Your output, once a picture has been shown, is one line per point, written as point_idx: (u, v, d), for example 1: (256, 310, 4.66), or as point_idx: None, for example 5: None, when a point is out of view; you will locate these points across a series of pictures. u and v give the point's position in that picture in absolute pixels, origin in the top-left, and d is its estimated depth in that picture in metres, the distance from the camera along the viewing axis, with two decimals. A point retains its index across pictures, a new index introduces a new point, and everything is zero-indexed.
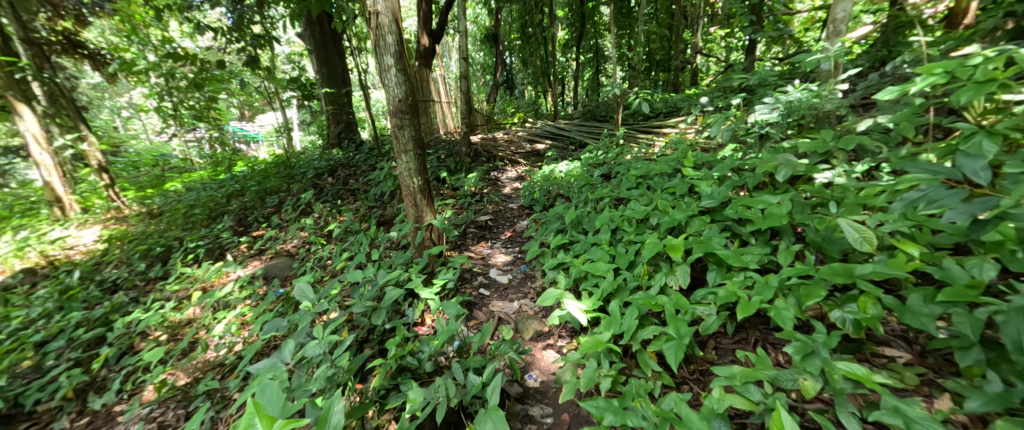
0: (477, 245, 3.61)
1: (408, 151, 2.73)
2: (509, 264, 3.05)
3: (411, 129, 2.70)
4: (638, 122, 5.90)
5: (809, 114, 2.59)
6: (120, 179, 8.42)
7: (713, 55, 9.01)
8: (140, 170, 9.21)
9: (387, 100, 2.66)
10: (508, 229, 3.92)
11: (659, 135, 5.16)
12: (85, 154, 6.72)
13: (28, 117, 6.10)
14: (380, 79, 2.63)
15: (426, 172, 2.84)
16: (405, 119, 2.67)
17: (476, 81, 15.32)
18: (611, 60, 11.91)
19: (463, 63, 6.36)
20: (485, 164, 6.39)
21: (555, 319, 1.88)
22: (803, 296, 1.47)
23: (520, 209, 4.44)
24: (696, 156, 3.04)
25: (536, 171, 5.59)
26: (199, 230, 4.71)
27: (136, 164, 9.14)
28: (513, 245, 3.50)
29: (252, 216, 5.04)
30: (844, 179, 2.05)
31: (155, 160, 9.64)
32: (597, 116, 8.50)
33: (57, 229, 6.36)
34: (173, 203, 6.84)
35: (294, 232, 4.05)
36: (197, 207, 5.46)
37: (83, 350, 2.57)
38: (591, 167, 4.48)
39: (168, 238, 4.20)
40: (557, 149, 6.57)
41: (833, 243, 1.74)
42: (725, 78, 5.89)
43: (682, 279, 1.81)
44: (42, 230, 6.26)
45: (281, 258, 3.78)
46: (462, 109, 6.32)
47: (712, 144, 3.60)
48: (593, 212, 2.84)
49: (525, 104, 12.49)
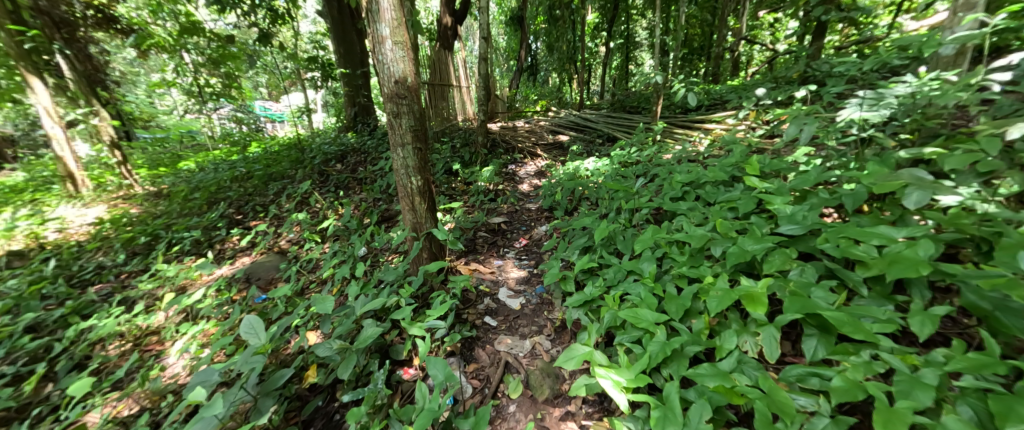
0: (486, 253, 3.14)
1: (405, 144, 2.24)
2: (522, 283, 2.57)
3: (410, 118, 2.21)
4: (676, 116, 5.28)
5: (926, 115, 1.96)
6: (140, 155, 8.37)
7: (759, 42, 8.20)
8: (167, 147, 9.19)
9: (382, 81, 2.15)
10: (522, 236, 3.43)
11: (701, 131, 4.55)
12: (97, 129, 6.59)
13: (39, 90, 5.88)
14: (373, 54, 2.13)
15: (430, 167, 2.37)
16: (403, 105, 2.17)
17: (498, 67, 14.75)
18: (644, 47, 11.17)
19: (484, 43, 5.77)
20: (503, 156, 5.90)
21: (581, 389, 1.38)
22: (991, 412, 0.92)
23: (539, 211, 3.95)
24: (761, 163, 2.45)
25: (558, 166, 5.07)
26: (192, 218, 4.39)
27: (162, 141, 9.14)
28: (528, 256, 3.02)
29: (251, 203, 4.68)
30: (994, 206, 1.47)
31: (180, 137, 9.64)
32: (626, 107, 7.91)
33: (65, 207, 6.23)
34: (180, 184, 6.63)
35: (288, 227, 3.69)
36: (198, 192, 5.18)
37: (26, 362, 2.23)
38: (623, 166, 3.91)
39: (156, 227, 3.89)
40: (584, 143, 6.02)
41: (1009, 311, 1.16)
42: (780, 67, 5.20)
43: (769, 348, 1.26)
44: (50, 206, 6.15)
45: (271, 257, 3.38)
46: (481, 95, 5.76)
47: (773, 147, 2.98)
48: (628, 227, 2.31)
49: (549, 92, 11.89)
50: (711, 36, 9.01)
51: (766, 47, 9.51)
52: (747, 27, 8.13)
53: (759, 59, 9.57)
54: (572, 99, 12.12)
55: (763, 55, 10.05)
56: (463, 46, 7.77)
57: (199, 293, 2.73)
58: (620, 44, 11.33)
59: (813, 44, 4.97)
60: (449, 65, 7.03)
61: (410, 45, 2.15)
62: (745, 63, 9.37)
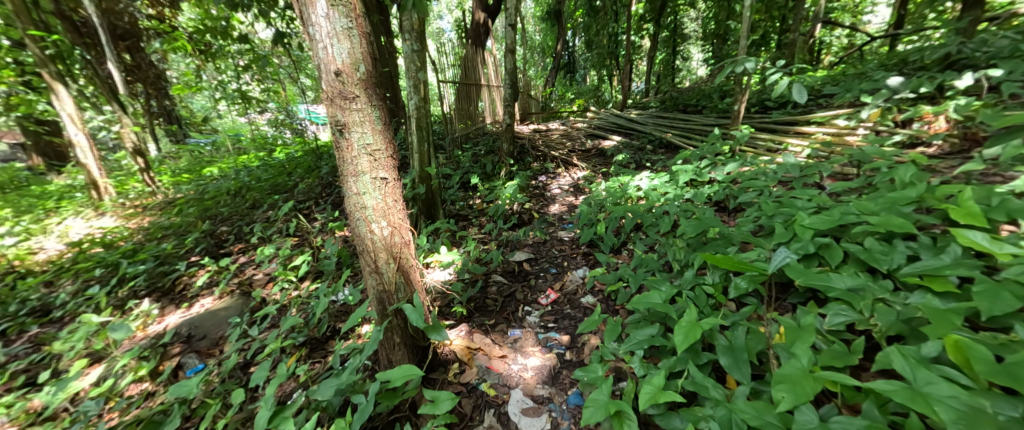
0: (500, 311, 2.27)
1: (360, 173, 1.38)
2: (547, 382, 1.68)
3: (365, 131, 1.35)
4: (756, 119, 4.40)
5: None
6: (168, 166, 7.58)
7: (840, 28, 6.95)
8: (222, 149, 8.81)
9: (318, 70, 1.31)
10: (550, 285, 2.51)
11: (798, 139, 3.65)
12: (120, 135, 5.98)
13: (64, 97, 5.47)
14: (303, 27, 1.30)
15: (403, 208, 1.50)
16: (353, 111, 1.33)
17: (532, 65, 14.02)
18: (694, 39, 10.07)
19: (513, 31, 4.81)
20: (533, 166, 5.05)
21: None
22: None
23: (574, 244, 3.06)
24: (972, 199, 1.40)
25: (600, 181, 4.15)
26: (171, 240, 3.75)
27: (220, 144, 8.83)
28: (557, 321, 2.13)
29: (242, 220, 4.04)
30: None
31: (230, 138, 9.18)
32: (681, 105, 6.90)
33: (72, 219, 5.49)
34: (192, 191, 6.18)
35: (263, 261, 2.98)
36: (193, 206, 4.60)
37: None
38: (688, 189, 2.93)
39: (118, 255, 3.23)
40: (632, 149, 5.07)
41: None
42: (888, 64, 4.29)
43: None
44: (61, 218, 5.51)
45: (231, 302, 2.61)
46: (508, 94, 4.86)
47: (947, 169, 1.91)
48: (728, 317, 1.36)
49: (586, 90, 10.92)
50: (778, 24, 7.81)
51: (845, 35, 8.14)
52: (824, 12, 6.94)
53: (837, 47, 8.15)
54: (612, 97, 11.07)
55: (841, 43, 8.59)
56: (494, 41, 6.87)
57: (100, 374, 1.97)
58: (667, 35, 10.16)
59: (952, 20, 3.72)
60: (479, 61, 6.17)
61: (362, 10, 1.32)
62: (820, 52, 7.99)
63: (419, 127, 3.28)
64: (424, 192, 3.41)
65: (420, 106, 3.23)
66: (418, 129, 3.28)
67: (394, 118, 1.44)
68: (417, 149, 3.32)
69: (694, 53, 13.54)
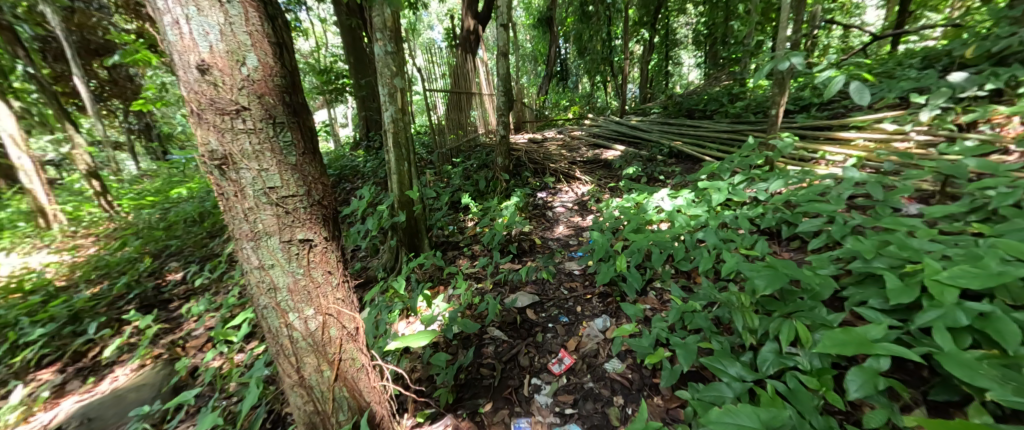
0: (503, 391, 1.73)
1: (262, 229, 1.12)
2: None
3: (262, 174, 1.09)
4: (795, 127, 4.02)
5: None
6: (131, 189, 6.78)
7: (841, 30, 6.72)
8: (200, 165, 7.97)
9: (189, 93, 1.04)
10: (563, 344, 1.96)
11: (852, 148, 3.27)
12: (72, 157, 5.21)
13: (3, 114, 4.66)
14: (163, 39, 1.03)
15: (331, 269, 1.24)
16: (243, 145, 1.06)
17: (522, 74, 13.64)
18: (687, 44, 9.81)
19: (506, 31, 4.30)
20: (532, 181, 4.54)
21: None
22: None
23: (586, 279, 2.53)
24: None
25: (609, 199, 3.65)
26: (100, 285, 3.06)
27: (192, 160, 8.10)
28: (579, 406, 1.59)
29: (194, 255, 3.41)
30: None
31: None
32: (686, 110, 6.47)
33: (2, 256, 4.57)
34: (149, 215, 5.45)
35: (201, 315, 2.37)
36: (135, 237, 3.89)
37: None
38: (724, 211, 2.45)
39: (20, 312, 2.53)
40: (640, 160, 4.60)
41: None
42: (921, 65, 4.03)
43: None
44: None
45: (145, 376, 1.97)
46: (502, 102, 4.34)
47: None
48: None
49: (579, 97, 10.51)
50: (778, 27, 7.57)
51: (840, 38, 7.96)
52: (825, 14, 6.70)
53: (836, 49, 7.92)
54: (605, 104, 10.68)
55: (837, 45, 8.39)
56: (484, 46, 6.37)
57: None
58: (661, 40, 9.87)
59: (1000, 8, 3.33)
60: (471, 68, 5.66)
61: (257, 13, 1.04)
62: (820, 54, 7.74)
63: (397, 143, 2.74)
64: (405, 220, 2.86)
65: (397, 119, 2.70)
66: (396, 145, 2.74)
67: (303, 150, 1.16)
68: (396, 169, 2.79)
69: (684, 57, 13.34)
